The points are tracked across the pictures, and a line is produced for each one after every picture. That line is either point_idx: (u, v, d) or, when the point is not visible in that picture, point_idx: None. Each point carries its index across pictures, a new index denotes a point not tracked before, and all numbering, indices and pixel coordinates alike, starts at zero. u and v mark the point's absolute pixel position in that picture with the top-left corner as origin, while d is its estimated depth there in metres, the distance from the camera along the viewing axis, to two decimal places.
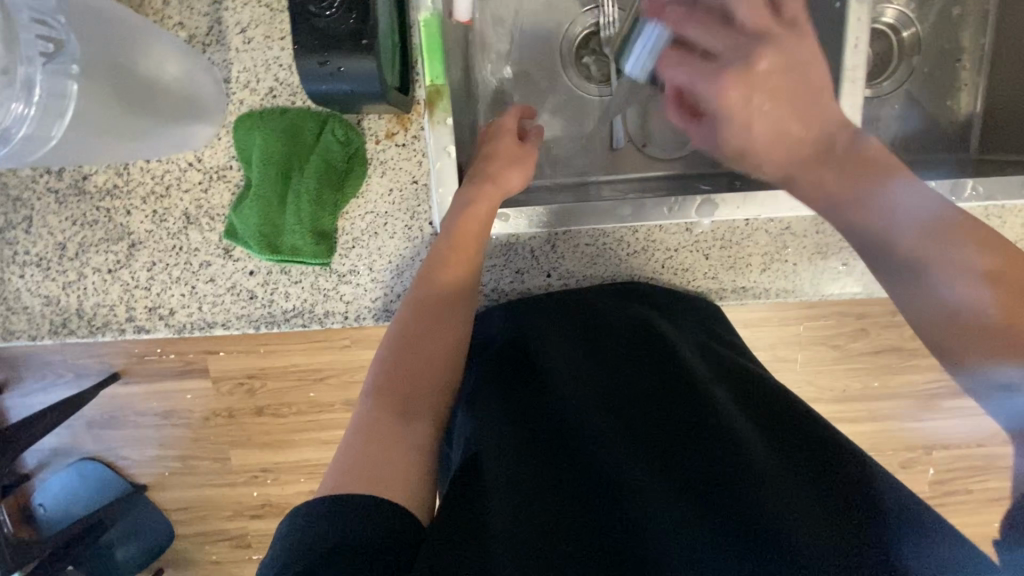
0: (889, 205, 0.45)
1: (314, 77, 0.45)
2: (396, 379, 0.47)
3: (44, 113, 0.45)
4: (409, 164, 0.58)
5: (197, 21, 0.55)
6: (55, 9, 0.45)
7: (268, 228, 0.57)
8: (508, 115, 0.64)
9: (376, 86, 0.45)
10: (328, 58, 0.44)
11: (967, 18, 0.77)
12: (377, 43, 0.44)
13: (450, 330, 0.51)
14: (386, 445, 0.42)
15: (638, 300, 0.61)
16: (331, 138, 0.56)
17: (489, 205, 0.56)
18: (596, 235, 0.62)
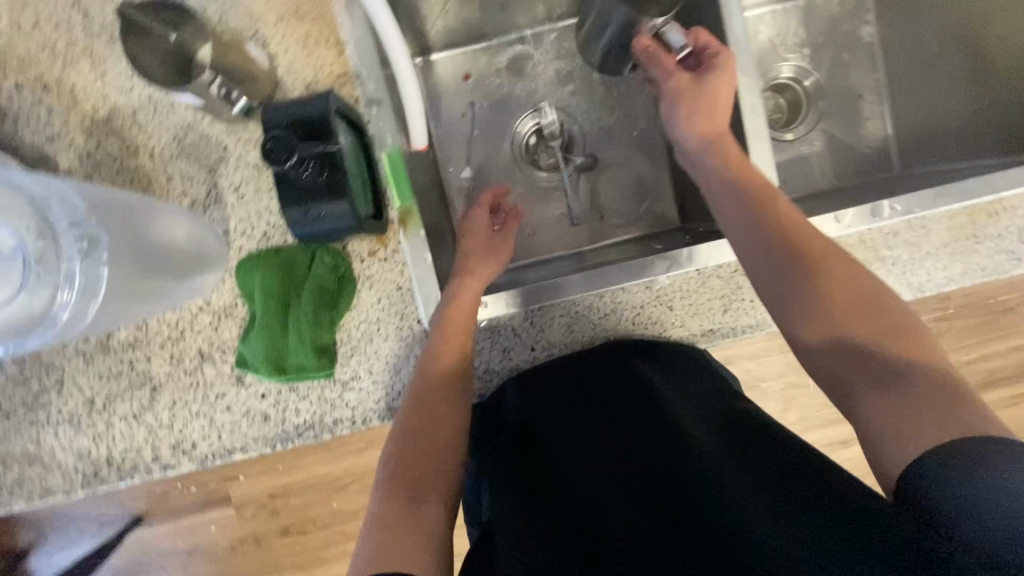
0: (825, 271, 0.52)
1: (300, 222, 0.54)
2: (406, 470, 0.51)
3: (82, 296, 0.53)
4: (393, 274, 0.65)
5: (197, 188, 0.64)
6: (87, 212, 0.55)
7: (275, 353, 0.64)
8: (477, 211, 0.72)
9: (352, 220, 0.54)
10: (310, 205, 0.53)
11: (857, 61, 0.89)
12: (347, 187, 0.53)
13: (444, 405, 0.56)
14: (405, 536, 0.46)
15: (629, 354, 0.66)
16: (321, 265, 0.64)
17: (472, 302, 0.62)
18: (568, 307, 0.67)
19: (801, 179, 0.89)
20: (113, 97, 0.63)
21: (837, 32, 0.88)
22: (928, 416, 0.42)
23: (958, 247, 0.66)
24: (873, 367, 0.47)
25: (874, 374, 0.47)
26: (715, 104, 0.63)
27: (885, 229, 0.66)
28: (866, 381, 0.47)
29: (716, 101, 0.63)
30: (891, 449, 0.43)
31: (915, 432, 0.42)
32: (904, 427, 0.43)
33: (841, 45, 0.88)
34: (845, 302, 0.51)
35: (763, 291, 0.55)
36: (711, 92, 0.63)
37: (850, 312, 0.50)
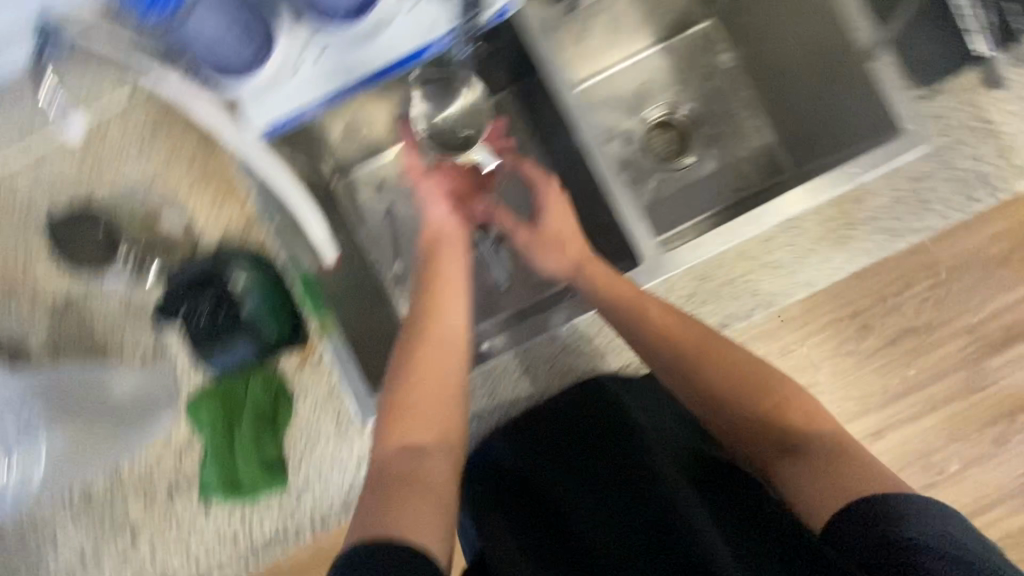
0: (715, 362, 0.59)
1: (210, 359, 0.69)
2: (405, 455, 0.50)
3: (24, 463, 0.70)
4: (322, 380, 0.72)
5: (142, 345, 0.72)
6: (26, 391, 0.71)
7: (229, 476, 0.70)
8: (436, 205, 0.72)
9: (252, 352, 0.68)
10: (216, 345, 0.68)
11: (724, 86, 0.95)
12: (247, 326, 0.68)
13: (425, 402, 0.53)
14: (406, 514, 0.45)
15: (610, 398, 0.69)
16: (256, 387, 0.71)
17: (453, 283, 0.63)
18: (489, 372, 0.74)
19: (706, 200, 0.94)
20: (60, 285, 0.72)
21: (700, 64, 0.95)
22: (839, 474, 0.48)
23: (837, 237, 0.69)
24: (774, 437, 0.54)
25: (782, 441, 0.53)
26: (565, 241, 0.69)
27: (764, 237, 0.68)
28: (773, 449, 0.54)
29: (568, 227, 0.70)
30: (804, 502, 0.50)
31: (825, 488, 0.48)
32: (827, 496, 0.48)
33: (706, 74, 0.95)
34: (733, 390, 0.57)
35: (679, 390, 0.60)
36: (563, 228, 0.70)
37: (741, 391, 0.57)
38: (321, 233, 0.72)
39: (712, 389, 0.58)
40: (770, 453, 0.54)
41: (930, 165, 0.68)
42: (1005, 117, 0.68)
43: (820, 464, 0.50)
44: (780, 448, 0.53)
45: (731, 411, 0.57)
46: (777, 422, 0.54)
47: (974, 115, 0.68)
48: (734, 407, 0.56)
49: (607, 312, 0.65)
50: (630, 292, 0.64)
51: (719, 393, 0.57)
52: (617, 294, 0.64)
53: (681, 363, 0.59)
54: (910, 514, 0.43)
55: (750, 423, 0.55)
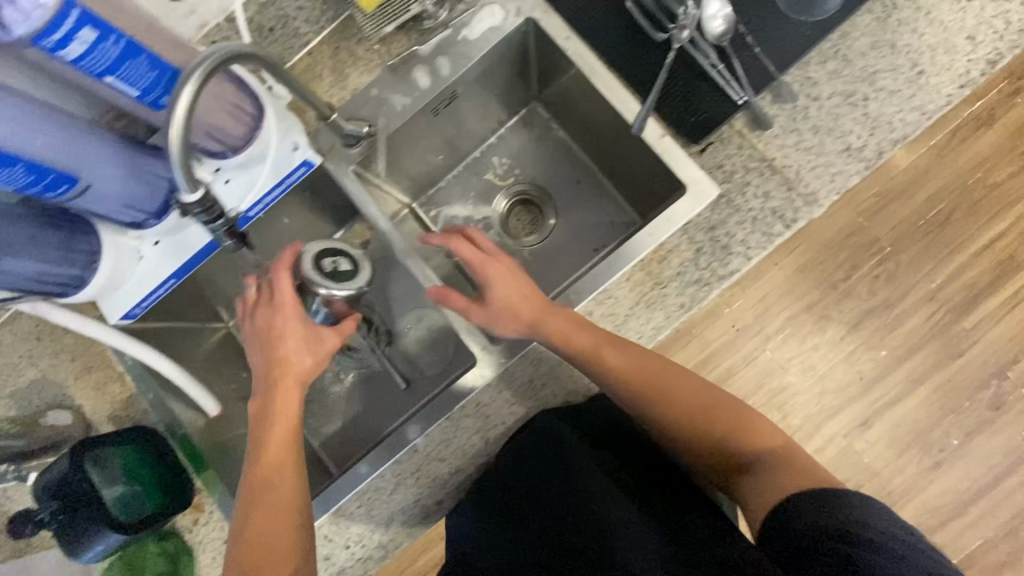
0: (676, 388, 0.68)
1: (83, 551, 0.73)
2: (260, 509, 0.63)
3: None
4: (216, 531, 0.78)
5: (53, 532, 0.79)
6: None
7: None
8: (280, 299, 0.69)
9: (122, 540, 0.72)
10: (85, 540, 0.72)
11: (560, 157, 0.99)
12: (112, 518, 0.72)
13: (278, 462, 0.65)
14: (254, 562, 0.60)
15: (566, 440, 0.70)
16: (153, 553, 0.76)
17: (302, 344, 0.69)
18: (359, 498, 0.75)
19: (570, 263, 0.97)
20: None
21: (534, 142, 0.99)
22: (792, 465, 0.60)
23: (650, 299, 0.72)
24: (736, 442, 0.64)
25: (743, 438, 0.64)
26: (516, 306, 0.71)
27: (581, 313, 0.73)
28: (739, 450, 0.64)
29: (509, 280, 0.73)
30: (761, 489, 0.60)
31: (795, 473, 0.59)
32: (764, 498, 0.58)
33: (544, 149, 0.99)
34: (697, 407, 0.66)
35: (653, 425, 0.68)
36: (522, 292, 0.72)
37: (702, 410, 0.66)
38: (195, 390, 0.81)
39: (684, 410, 0.66)
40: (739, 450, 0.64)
41: (720, 213, 0.71)
42: (783, 151, 0.70)
43: (771, 460, 0.61)
44: (740, 447, 0.64)
45: (703, 427, 0.66)
46: (732, 434, 0.65)
47: (752, 156, 0.71)
48: (706, 423, 0.66)
49: (569, 356, 0.69)
50: (582, 344, 0.68)
51: (689, 415, 0.66)
52: (576, 342, 0.68)
53: (646, 403, 0.67)
54: (869, 518, 0.51)
55: (715, 436, 0.65)
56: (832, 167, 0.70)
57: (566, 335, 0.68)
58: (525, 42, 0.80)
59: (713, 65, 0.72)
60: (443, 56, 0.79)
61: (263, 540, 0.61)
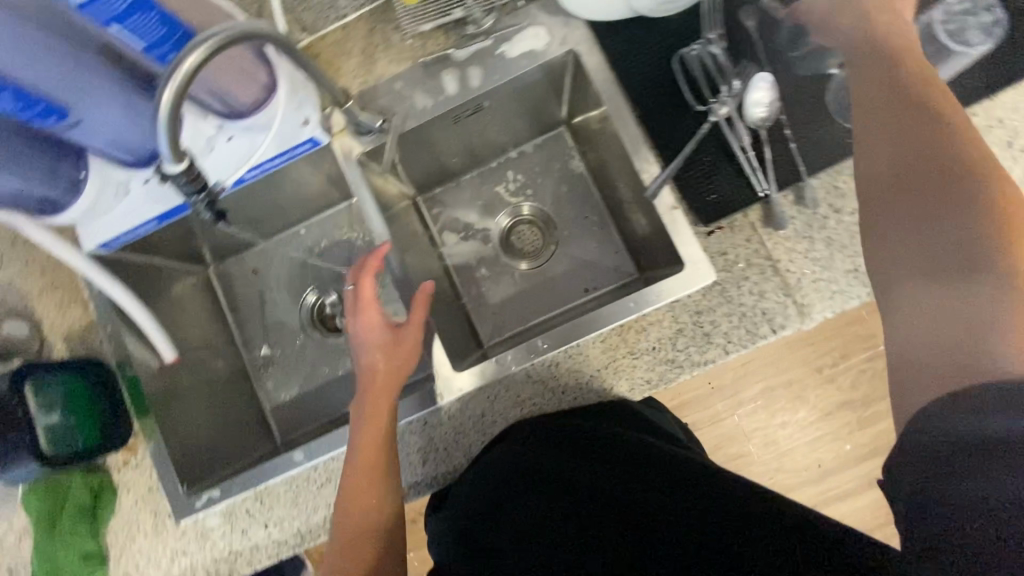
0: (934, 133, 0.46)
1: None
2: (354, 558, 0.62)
3: None
4: (144, 476, 0.78)
5: None
6: None
7: (48, 567, 0.75)
8: (367, 310, 0.69)
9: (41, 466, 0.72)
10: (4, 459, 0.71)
11: (576, 188, 0.96)
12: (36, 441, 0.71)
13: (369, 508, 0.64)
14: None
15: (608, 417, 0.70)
16: (77, 483, 0.76)
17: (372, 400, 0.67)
18: (289, 481, 0.76)
19: (560, 295, 0.95)
20: None
21: (553, 165, 0.97)
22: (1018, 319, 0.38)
23: (619, 365, 0.71)
24: (975, 239, 0.42)
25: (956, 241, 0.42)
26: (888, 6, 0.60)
27: (547, 360, 0.73)
28: (942, 252, 0.43)
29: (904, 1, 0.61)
30: (983, 340, 0.39)
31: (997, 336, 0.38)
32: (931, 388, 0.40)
33: (562, 175, 0.97)
34: (949, 158, 0.45)
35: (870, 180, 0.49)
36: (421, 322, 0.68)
37: (940, 175, 0.44)
38: (154, 335, 0.81)
39: (912, 163, 0.46)
40: (951, 253, 0.42)
41: (711, 299, 0.69)
42: (790, 256, 0.68)
43: (972, 319, 0.40)
44: (949, 252, 0.42)
45: (919, 201, 0.45)
46: (972, 229, 0.42)
47: (758, 252, 0.68)
48: (942, 184, 0.44)
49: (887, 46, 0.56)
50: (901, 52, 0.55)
51: (920, 169, 0.46)
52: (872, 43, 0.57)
53: (900, 128, 0.49)
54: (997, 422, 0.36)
55: (943, 210, 0.43)
56: (836, 286, 0.67)
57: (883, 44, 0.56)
58: (561, 71, 0.78)
59: (743, 148, 0.69)
60: (476, 65, 0.76)
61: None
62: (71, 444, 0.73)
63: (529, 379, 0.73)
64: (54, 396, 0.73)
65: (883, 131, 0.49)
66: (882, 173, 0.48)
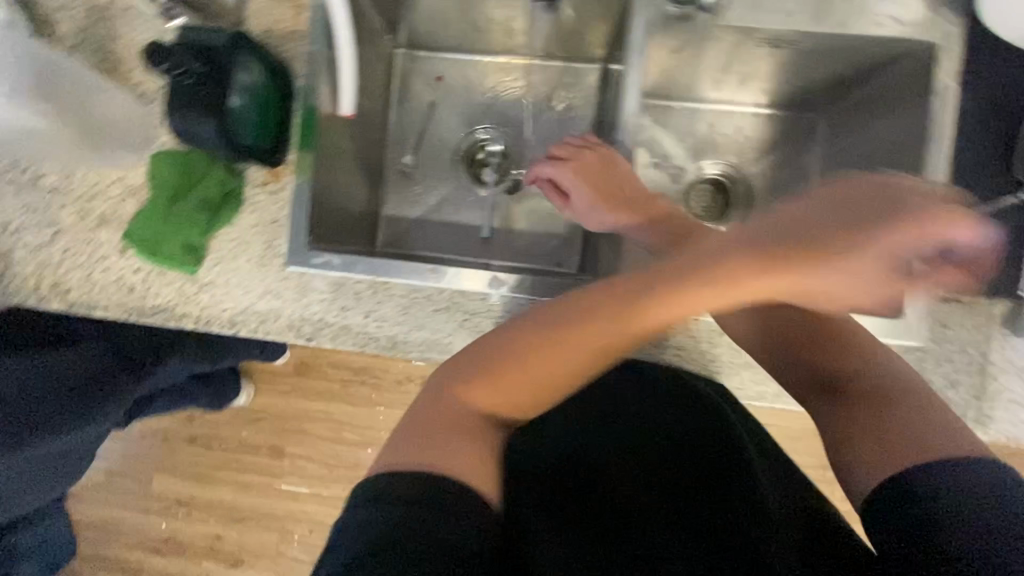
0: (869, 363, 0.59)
1: (183, 130, 0.67)
2: (483, 391, 0.53)
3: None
4: (274, 207, 0.74)
5: (149, 83, 0.75)
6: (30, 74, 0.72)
7: (152, 235, 0.73)
8: (900, 228, 0.48)
9: (220, 142, 0.67)
10: (191, 119, 0.66)
11: (792, 182, 0.90)
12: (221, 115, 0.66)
13: (540, 380, 0.54)
14: (453, 442, 0.50)
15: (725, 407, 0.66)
16: (215, 176, 0.72)
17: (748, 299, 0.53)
18: (411, 290, 0.73)
19: None
20: None
21: (783, 148, 0.91)
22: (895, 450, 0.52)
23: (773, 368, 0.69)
24: (923, 439, 0.51)
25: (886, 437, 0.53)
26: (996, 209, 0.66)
27: (714, 326, 0.70)
28: (874, 425, 0.54)
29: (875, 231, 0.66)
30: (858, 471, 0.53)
31: (880, 455, 0.52)
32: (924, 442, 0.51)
33: (783, 162, 0.91)
34: (847, 364, 0.60)
35: (794, 386, 0.63)
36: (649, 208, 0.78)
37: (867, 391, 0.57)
38: (346, 81, 0.72)
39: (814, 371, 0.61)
40: (858, 435, 0.54)
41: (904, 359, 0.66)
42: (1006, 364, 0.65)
43: (883, 454, 0.52)
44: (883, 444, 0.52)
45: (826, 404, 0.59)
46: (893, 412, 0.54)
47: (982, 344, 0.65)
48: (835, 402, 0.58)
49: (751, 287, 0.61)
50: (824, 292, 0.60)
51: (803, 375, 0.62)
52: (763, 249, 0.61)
53: (807, 354, 0.62)
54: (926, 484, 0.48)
55: (880, 408, 0.55)
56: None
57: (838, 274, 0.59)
58: (896, 58, 0.72)
59: None
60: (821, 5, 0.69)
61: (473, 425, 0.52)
62: (261, 134, 0.69)
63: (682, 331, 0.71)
64: (251, 80, 0.67)
65: (791, 364, 0.63)
66: (792, 356, 0.63)
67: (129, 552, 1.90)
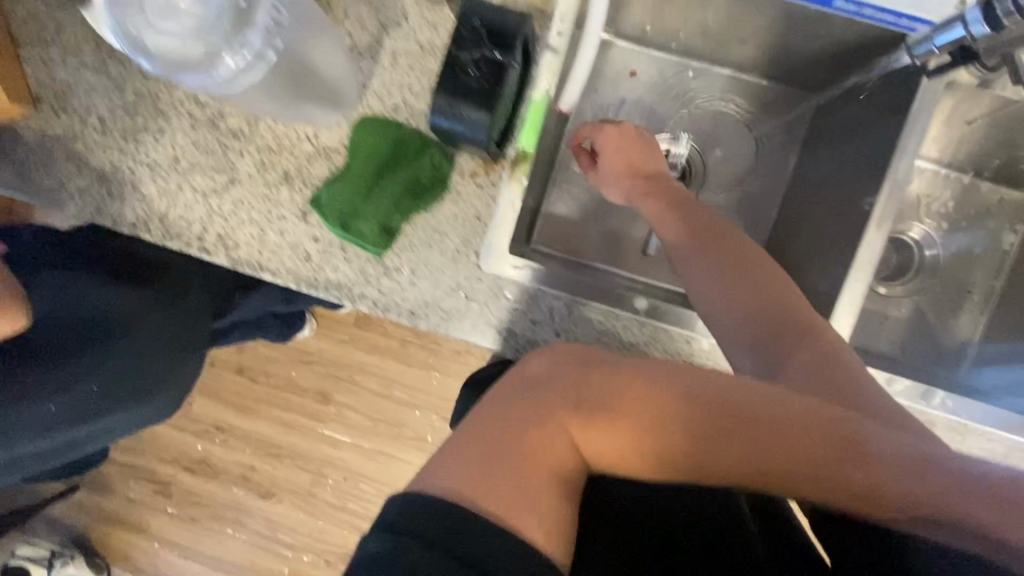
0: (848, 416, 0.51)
1: (440, 111, 0.54)
2: (533, 448, 0.45)
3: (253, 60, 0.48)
4: (480, 203, 0.68)
5: (362, 36, 0.67)
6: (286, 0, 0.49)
7: (348, 208, 0.67)
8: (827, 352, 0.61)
9: (483, 135, 0.54)
10: (457, 104, 0.54)
11: (984, 259, 0.86)
12: (496, 105, 0.54)
13: (603, 447, 0.48)
14: (521, 482, 0.44)
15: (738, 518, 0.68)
16: (428, 160, 0.66)
17: (758, 429, 0.48)
18: (610, 316, 0.69)
19: (872, 334, 0.88)
20: None
21: (983, 222, 0.86)
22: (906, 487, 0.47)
23: None
24: (921, 474, 0.47)
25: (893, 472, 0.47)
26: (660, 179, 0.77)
27: (927, 416, 0.67)
28: (885, 479, 0.47)
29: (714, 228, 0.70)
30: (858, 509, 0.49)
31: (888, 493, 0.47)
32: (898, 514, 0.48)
33: (977, 236, 0.87)
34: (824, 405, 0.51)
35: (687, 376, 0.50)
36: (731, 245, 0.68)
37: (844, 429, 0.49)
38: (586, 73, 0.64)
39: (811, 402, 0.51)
40: (867, 483, 0.47)
41: None
42: None
43: (893, 504, 0.47)
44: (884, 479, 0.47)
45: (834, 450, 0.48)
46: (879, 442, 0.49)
47: None
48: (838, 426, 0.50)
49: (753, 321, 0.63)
50: (788, 333, 0.62)
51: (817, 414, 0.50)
52: (776, 324, 0.63)
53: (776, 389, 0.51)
54: None
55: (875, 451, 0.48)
56: None
57: (792, 320, 0.63)
58: None
59: None
60: None
61: (540, 475, 0.45)
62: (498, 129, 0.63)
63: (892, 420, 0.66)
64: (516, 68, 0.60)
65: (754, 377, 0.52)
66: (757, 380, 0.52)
67: (161, 467, 1.91)
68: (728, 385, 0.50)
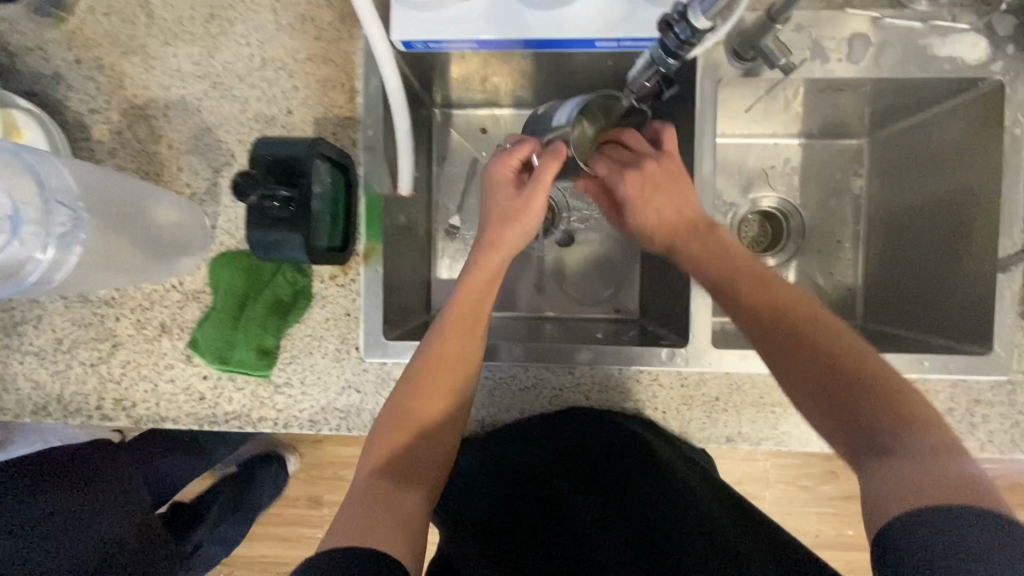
0: (903, 442, 0.47)
1: (259, 243, 0.62)
2: (420, 405, 0.59)
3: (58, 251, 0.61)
4: (345, 300, 0.71)
5: (198, 183, 0.72)
6: (75, 198, 0.62)
7: (221, 343, 0.71)
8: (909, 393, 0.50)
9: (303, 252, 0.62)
10: (271, 232, 0.61)
11: (843, 208, 0.91)
12: (304, 224, 0.60)
13: (429, 384, 0.59)
14: (428, 421, 0.59)
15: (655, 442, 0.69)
16: (281, 279, 0.71)
17: (854, 424, 0.50)
18: (495, 371, 0.72)
19: None
20: (154, 91, 0.72)
21: (830, 174, 0.91)
22: (919, 485, 0.44)
23: None
24: (918, 488, 0.44)
25: (914, 480, 0.44)
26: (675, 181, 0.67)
27: None
28: (911, 485, 0.44)
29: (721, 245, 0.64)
30: (880, 507, 0.45)
31: (909, 493, 0.44)
32: (898, 493, 0.44)
33: (830, 190, 0.91)
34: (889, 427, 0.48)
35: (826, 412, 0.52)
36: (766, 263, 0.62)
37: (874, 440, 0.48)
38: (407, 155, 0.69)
39: (874, 423, 0.49)
40: (894, 482, 0.45)
41: (996, 395, 0.71)
42: None
43: (898, 494, 0.44)
44: (907, 481, 0.45)
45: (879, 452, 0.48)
46: (905, 465, 0.45)
47: None
48: (885, 441, 0.48)
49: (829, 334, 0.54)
50: (872, 366, 0.51)
51: (871, 432, 0.49)
52: (854, 354, 0.52)
53: (860, 406, 0.50)
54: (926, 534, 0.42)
55: (899, 470, 0.45)
56: None
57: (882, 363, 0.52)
58: (963, 89, 0.73)
59: None
60: (892, 47, 0.69)
61: (432, 412, 0.59)
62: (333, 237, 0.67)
63: (763, 399, 0.70)
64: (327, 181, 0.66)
65: (865, 403, 0.50)
66: (847, 402, 0.50)
67: None
68: (834, 380, 0.52)
